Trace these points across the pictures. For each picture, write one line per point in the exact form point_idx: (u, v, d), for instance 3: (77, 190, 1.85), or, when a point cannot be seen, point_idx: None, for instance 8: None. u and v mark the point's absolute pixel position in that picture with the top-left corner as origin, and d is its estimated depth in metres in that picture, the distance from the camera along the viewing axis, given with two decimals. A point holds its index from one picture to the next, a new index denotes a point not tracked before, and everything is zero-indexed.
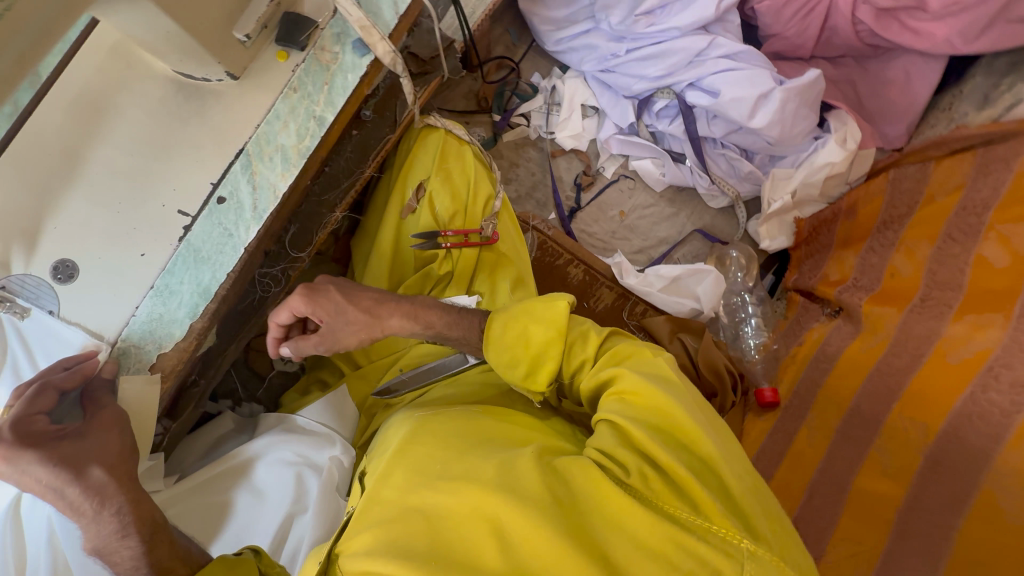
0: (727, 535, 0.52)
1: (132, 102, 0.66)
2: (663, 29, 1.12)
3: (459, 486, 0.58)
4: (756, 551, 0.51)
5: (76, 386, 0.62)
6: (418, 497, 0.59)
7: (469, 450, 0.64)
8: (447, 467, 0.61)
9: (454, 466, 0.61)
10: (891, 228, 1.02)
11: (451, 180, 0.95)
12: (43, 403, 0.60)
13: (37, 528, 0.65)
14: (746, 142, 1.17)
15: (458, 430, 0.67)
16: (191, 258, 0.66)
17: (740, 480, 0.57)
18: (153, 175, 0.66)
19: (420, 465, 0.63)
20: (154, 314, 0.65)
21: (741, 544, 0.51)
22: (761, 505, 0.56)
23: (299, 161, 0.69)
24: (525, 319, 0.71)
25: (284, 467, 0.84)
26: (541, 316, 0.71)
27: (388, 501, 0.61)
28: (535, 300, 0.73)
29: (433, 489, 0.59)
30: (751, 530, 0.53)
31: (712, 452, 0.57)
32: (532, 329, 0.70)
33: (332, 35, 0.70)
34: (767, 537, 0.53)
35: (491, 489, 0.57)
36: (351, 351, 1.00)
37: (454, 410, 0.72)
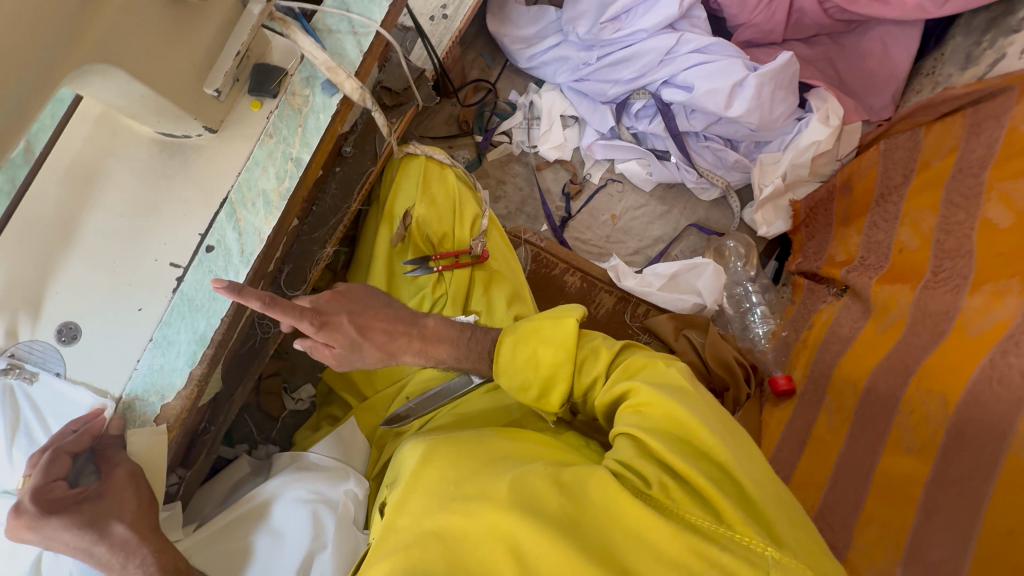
0: (750, 543, 0.49)
1: (119, 165, 0.69)
2: (630, 33, 1.14)
3: (473, 506, 0.55)
4: (782, 559, 0.48)
5: (87, 446, 0.63)
6: (434, 520, 0.56)
7: (484, 469, 0.60)
8: (460, 487, 0.58)
9: (468, 485, 0.58)
10: (889, 199, 0.99)
11: (436, 205, 0.97)
12: (59, 468, 0.61)
13: None
14: (729, 132, 1.17)
15: (469, 450, 0.64)
16: (186, 308, 0.68)
17: (762, 487, 0.53)
18: (144, 232, 0.68)
19: (434, 486, 0.60)
20: (154, 366, 0.67)
21: (765, 552, 0.49)
22: (787, 512, 0.52)
23: (281, 204, 0.71)
24: (534, 341, 0.69)
25: (301, 505, 0.83)
26: (551, 337, 0.69)
27: (406, 528, 0.57)
28: (544, 318, 0.71)
29: (448, 510, 0.56)
30: (775, 537, 0.51)
31: (733, 462, 0.54)
32: (541, 351, 0.69)
33: (302, 80, 0.73)
34: (794, 545, 0.50)
35: (507, 506, 0.53)
36: (357, 383, 1.02)
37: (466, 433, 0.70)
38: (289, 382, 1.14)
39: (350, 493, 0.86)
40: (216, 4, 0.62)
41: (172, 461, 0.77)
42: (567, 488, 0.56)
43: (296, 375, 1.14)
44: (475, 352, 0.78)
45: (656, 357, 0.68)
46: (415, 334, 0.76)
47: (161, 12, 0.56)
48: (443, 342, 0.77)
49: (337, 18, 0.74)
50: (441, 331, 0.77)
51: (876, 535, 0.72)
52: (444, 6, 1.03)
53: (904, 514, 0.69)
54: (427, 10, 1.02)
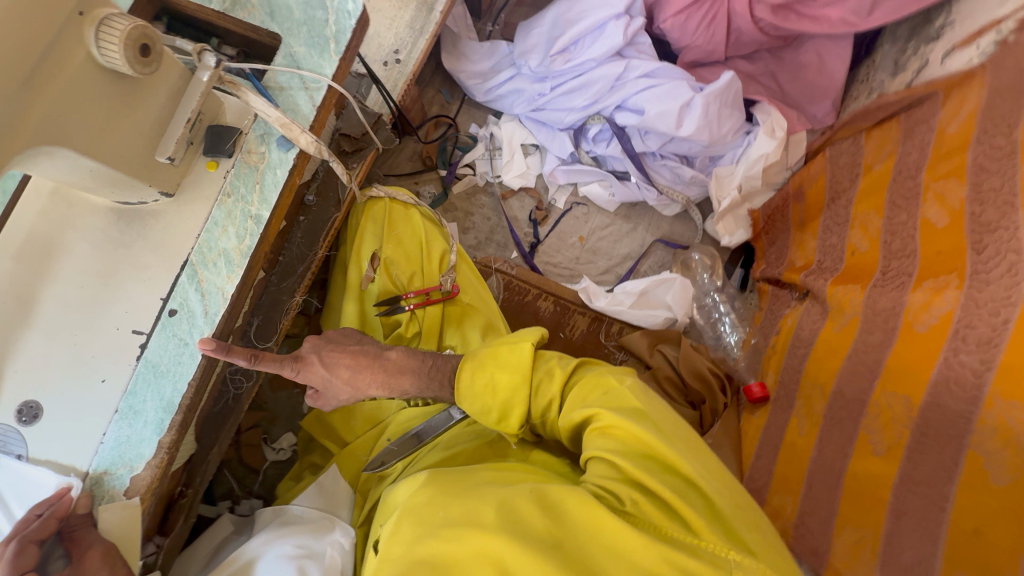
0: (715, 548, 0.52)
1: (76, 236, 0.68)
2: (580, 63, 1.18)
3: (463, 532, 0.53)
4: (744, 561, 0.51)
5: (52, 532, 0.61)
6: (424, 548, 0.54)
7: (469, 491, 0.59)
8: (449, 512, 0.56)
9: (456, 510, 0.56)
10: (838, 202, 1.04)
11: (403, 244, 0.99)
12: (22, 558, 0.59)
13: None
14: (683, 149, 1.21)
15: (453, 478, 0.62)
16: (151, 375, 0.67)
17: (721, 494, 0.56)
18: (104, 302, 0.68)
19: (423, 514, 0.57)
20: (121, 438, 0.66)
21: (729, 556, 0.51)
22: (747, 517, 0.55)
23: (242, 261, 0.71)
24: (491, 366, 0.71)
25: (285, 562, 0.77)
26: (507, 361, 0.70)
27: (399, 557, 0.54)
28: (501, 344, 0.72)
29: (437, 536, 0.54)
30: (738, 542, 0.53)
31: (694, 472, 0.57)
32: (498, 376, 0.70)
33: (257, 137, 0.74)
34: (757, 549, 0.52)
35: (495, 531, 0.52)
36: (338, 429, 1.02)
37: (455, 468, 0.67)
38: (268, 433, 1.12)
39: (338, 545, 0.81)
40: (165, 74, 0.62)
41: (147, 527, 0.74)
42: (550, 508, 0.55)
43: (275, 425, 1.12)
44: (437, 381, 0.77)
45: (607, 373, 0.69)
46: (377, 367, 0.76)
47: (111, 92, 0.57)
48: (404, 373, 0.77)
49: (288, 75, 0.76)
50: (403, 362, 0.77)
51: (853, 538, 0.74)
52: (397, 51, 1.06)
53: (876, 516, 0.71)
54: (380, 56, 1.06)
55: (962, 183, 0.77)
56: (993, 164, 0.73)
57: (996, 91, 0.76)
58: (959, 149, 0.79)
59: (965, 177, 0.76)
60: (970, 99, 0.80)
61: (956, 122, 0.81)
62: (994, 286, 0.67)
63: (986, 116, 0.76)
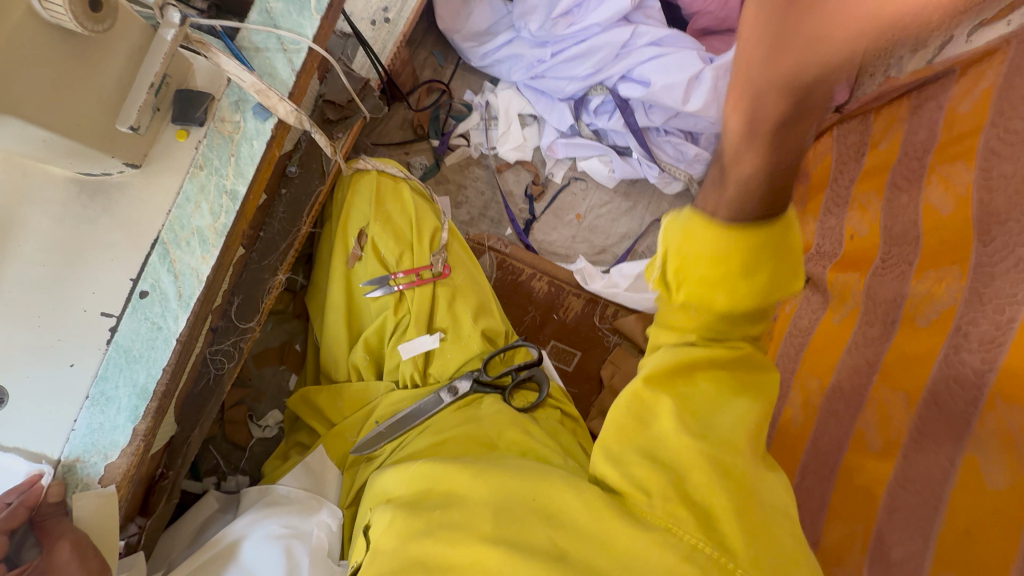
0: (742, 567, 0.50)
1: (35, 211, 0.63)
2: (584, 27, 1.12)
3: (458, 536, 0.57)
4: None
5: (21, 521, 0.59)
6: (418, 547, 0.58)
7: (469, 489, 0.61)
8: (446, 513, 0.60)
9: (454, 512, 0.59)
10: (841, 183, 1.01)
11: (392, 222, 0.94)
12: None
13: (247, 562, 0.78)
14: (688, 125, 1.15)
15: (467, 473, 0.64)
16: (123, 360, 0.64)
17: (773, 519, 0.53)
18: (70, 282, 0.63)
19: (421, 512, 0.61)
20: (93, 425, 0.63)
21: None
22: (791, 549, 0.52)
23: (217, 241, 0.67)
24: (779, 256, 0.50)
25: (272, 542, 0.78)
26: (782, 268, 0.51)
27: (390, 551, 0.59)
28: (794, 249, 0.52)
29: (432, 537, 0.58)
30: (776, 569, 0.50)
31: (750, 488, 0.54)
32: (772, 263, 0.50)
33: (230, 104, 0.68)
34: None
35: (492, 543, 0.55)
36: (323, 410, 0.98)
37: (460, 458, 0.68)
38: (254, 410, 1.08)
39: (325, 527, 0.83)
40: (123, 30, 0.56)
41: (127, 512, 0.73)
42: (556, 518, 0.58)
43: (261, 403, 1.09)
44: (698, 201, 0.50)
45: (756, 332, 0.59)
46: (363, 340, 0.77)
47: (59, 49, 0.50)
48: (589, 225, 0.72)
49: (264, 34, 0.69)
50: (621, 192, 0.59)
51: (842, 532, 0.74)
52: (385, 9, 0.98)
53: (868, 511, 0.72)
54: (367, 14, 0.97)
55: (969, 166, 0.73)
56: (1007, 148, 0.69)
57: (1016, 69, 0.71)
58: (971, 132, 0.75)
59: (974, 161, 0.73)
60: (988, 75, 0.75)
61: (968, 101, 0.77)
62: (1000, 281, 0.64)
63: (1003, 95, 0.71)
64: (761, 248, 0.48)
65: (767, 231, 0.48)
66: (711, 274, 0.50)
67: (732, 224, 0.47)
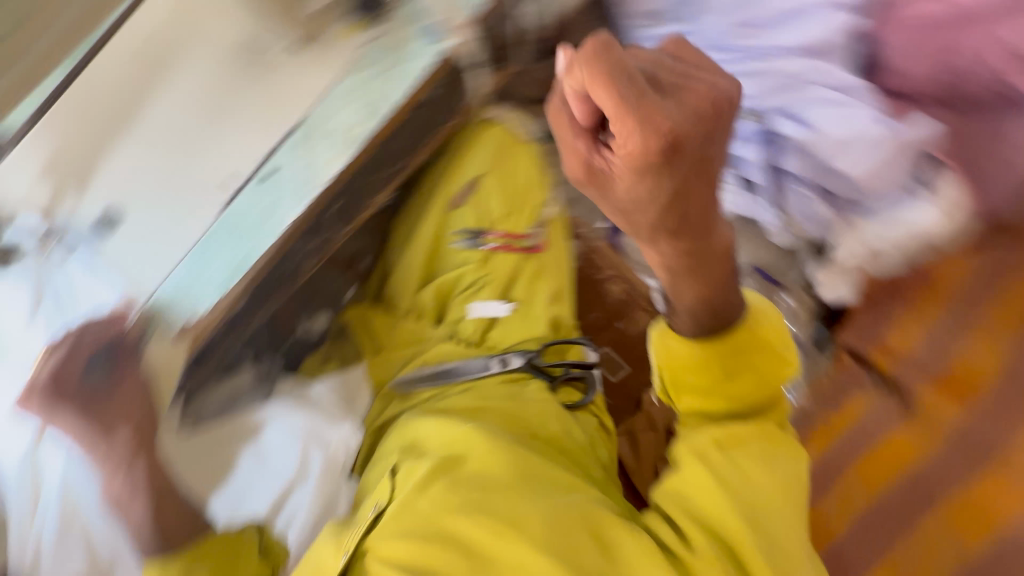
0: None
1: (194, 58, 0.75)
2: (766, 47, 1.03)
3: (485, 518, 0.58)
4: None
5: (95, 351, 0.63)
6: (454, 522, 0.58)
7: (506, 483, 0.61)
8: (476, 495, 0.61)
9: (485, 492, 0.61)
10: (974, 306, 0.92)
11: (505, 181, 0.94)
12: (58, 373, 0.61)
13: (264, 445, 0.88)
14: (829, 183, 1.00)
15: (503, 466, 0.63)
16: (226, 232, 0.68)
17: None
18: (203, 132, 0.72)
19: (452, 490, 0.61)
20: (184, 284, 0.66)
21: None
22: None
23: None
24: (754, 353, 0.64)
25: (293, 439, 0.88)
26: (762, 364, 0.64)
27: (410, 517, 0.60)
28: (776, 350, 0.65)
29: (464, 516, 0.58)
30: None
31: (800, 563, 0.56)
32: (751, 364, 0.64)
33: None
34: None
35: (517, 529, 0.57)
36: (374, 333, 0.99)
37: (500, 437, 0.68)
38: None
39: (344, 442, 0.89)
40: None
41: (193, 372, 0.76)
42: (600, 539, 0.57)
43: None
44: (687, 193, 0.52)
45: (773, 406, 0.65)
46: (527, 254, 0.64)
47: None
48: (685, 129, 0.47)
49: None
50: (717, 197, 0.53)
51: None
52: None
53: None
54: None
55: None
56: None
57: None
58: None
59: None
60: None
61: None
62: None
63: None
64: (728, 354, 0.63)
65: (736, 337, 0.63)
66: (699, 377, 0.64)
67: (704, 339, 0.63)
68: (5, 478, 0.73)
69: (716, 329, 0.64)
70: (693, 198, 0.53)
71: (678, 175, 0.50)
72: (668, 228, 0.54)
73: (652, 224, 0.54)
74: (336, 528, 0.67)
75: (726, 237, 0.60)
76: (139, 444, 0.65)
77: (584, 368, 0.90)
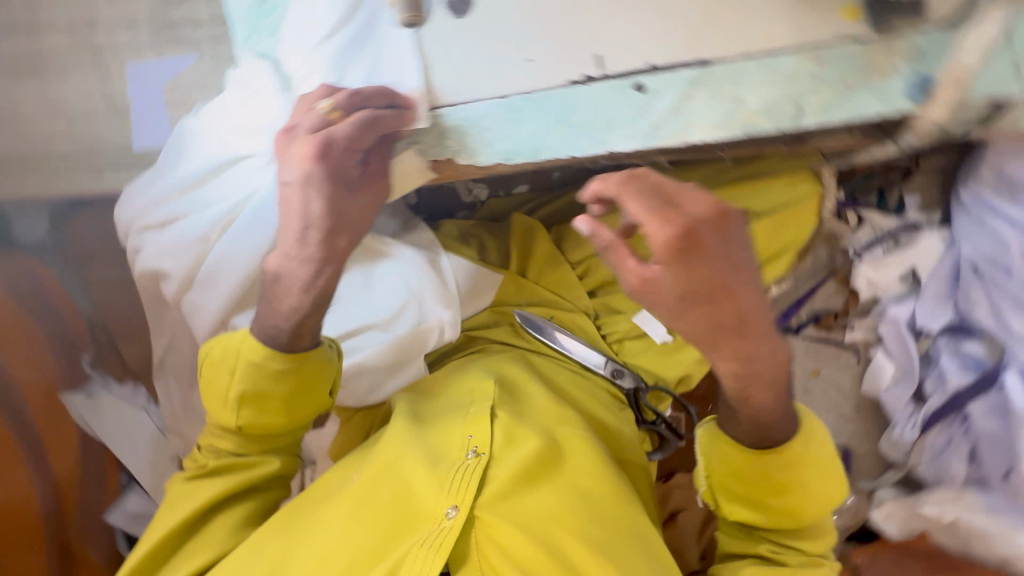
0: None
1: None
2: None
3: (558, 531, 0.64)
4: None
5: (378, 137, 0.59)
6: (525, 523, 0.63)
7: (574, 501, 0.66)
8: (544, 510, 0.65)
9: (559, 513, 0.65)
10: None
11: (762, 236, 0.84)
12: (337, 133, 0.57)
13: (380, 273, 0.88)
14: (990, 453, 0.96)
15: (579, 490, 0.67)
16: (558, 110, 0.56)
17: None
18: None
19: (525, 499, 0.66)
20: (477, 124, 0.58)
21: None
22: None
23: (738, 131, 0.54)
24: (803, 470, 0.62)
25: (401, 286, 0.87)
26: (814, 490, 0.63)
27: (487, 502, 0.65)
28: (835, 478, 0.63)
29: (539, 526, 0.64)
30: None
31: None
32: (796, 484, 0.62)
33: (913, 48, 0.51)
34: None
35: (598, 560, 0.62)
36: (531, 257, 0.94)
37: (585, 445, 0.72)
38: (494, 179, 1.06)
39: (441, 325, 0.87)
40: None
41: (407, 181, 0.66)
42: None
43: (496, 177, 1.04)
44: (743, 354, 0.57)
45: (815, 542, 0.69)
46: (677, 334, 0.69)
47: None
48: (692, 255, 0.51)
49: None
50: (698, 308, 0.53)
51: None
52: None
53: None
54: None
55: None
56: None
57: None
58: None
59: None
60: None
61: None
62: None
63: None
64: (772, 468, 0.62)
65: (788, 457, 0.62)
66: (742, 489, 0.65)
67: (739, 449, 0.64)
68: (161, 172, 0.75)
69: (767, 447, 0.63)
70: (740, 292, 0.53)
71: (700, 272, 0.51)
72: (726, 326, 0.53)
73: (711, 320, 0.53)
74: (426, 450, 0.70)
75: (786, 348, 0.59)
76: (326, 258, 0.61)
77: (677, 432, 0.85)
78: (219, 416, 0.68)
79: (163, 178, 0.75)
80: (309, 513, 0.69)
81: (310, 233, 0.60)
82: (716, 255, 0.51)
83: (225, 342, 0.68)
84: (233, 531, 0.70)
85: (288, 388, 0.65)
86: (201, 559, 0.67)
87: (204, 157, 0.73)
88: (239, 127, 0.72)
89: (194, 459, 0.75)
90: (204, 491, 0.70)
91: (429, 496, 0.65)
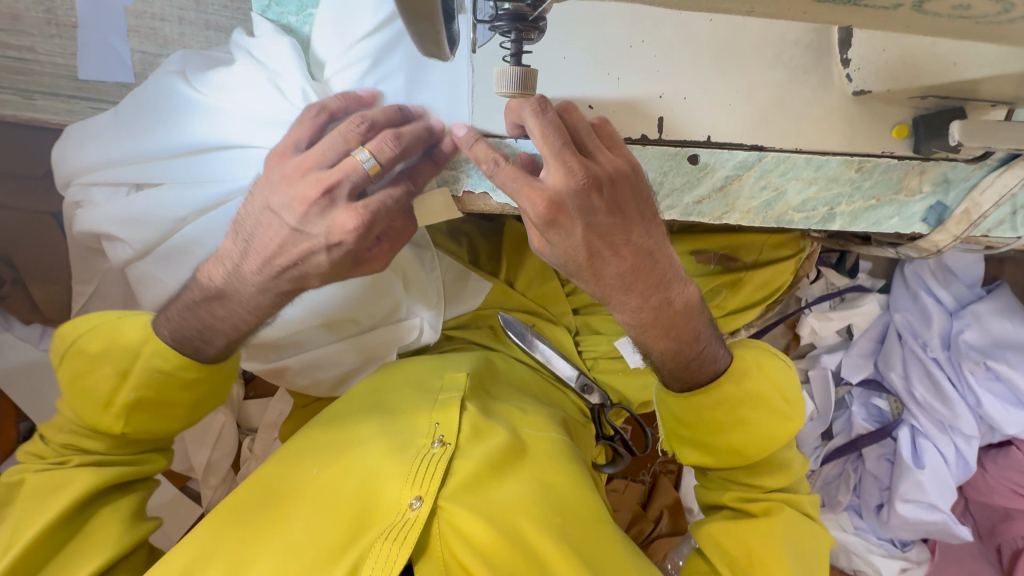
0: None
1: None
2: (970, 388, 1.02)
3: (523, 520, 0.61)
4: None
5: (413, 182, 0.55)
6: (489, 511, 0.61)
7: (541, 494, 0.64)
8: (508, 497, 0.63)
9: (521, 501, 0.63)
10: None
11: (742, 288, 0.88)
12: (370, 202, 0.51)
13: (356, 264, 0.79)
14: (870, 488, 1.13)
15: (546, 482, 0.66)
16: None
17: None
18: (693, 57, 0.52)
19: (489, 479, 0.64)
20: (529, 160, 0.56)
21: None
22: None
23: (770, 220, 0.58)
24: (735, 403, 0.60)
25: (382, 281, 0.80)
26: (752, 420, 0.61)
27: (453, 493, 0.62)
28: (747, 363, 0.62)
29: (503, 510, 0.62)
30: None
31: None
32: (735, 414, 0.61)
33: (940, 177, 0.56)
34: None
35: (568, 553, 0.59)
36: (520, 266, 0.93)
37: (551, 444, 0.71)
38: None
39: (422, 326, 0.84)
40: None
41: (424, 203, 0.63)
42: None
43: None
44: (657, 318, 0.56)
45: (792, 489, 0.67)
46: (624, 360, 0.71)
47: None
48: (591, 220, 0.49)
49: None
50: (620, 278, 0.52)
51: None
52: None
53: None
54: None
55: None
56: None
57: None
58: None
59: None
60: None
61: None
62: None
63: None
64: (709, 407, 0.61)
65: (720, 390, 0.60)
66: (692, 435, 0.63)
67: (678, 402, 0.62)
68: (150, 139, 0.66)
69: (698, 382, 0.61)
70: (629, 248, 0.51)
71: (578, 238, 0.49)
72: (619, 284, 0.53)
73: (605, 280, 0.52)
74: (389, 438, 0.66)
75: (690, 294, 0.58)
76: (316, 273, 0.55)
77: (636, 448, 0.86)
78: (91, 418, 0.59)
79: (149, 140, 0.66)
80: (263, 494, 0.63)
81: (285, 273, 0.54)
82: (593, 219, 0.49)
83: (111, 333, 0.59)
84: (127, 522, 0.59)
85: (201, 394, 0.61)
86: (90, 561, 0.55)
87: (197, 129, 0.65)
88: (250, 115, 0.63)
89: (37, 460, 0.61)
90: (55, 501, 0.56)
91: (390, 486, 0.61)
